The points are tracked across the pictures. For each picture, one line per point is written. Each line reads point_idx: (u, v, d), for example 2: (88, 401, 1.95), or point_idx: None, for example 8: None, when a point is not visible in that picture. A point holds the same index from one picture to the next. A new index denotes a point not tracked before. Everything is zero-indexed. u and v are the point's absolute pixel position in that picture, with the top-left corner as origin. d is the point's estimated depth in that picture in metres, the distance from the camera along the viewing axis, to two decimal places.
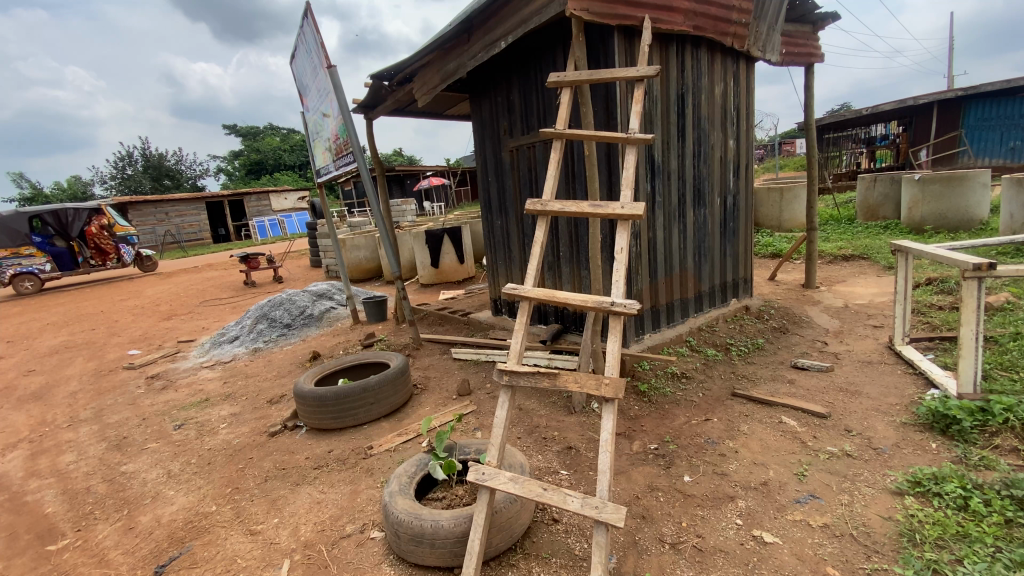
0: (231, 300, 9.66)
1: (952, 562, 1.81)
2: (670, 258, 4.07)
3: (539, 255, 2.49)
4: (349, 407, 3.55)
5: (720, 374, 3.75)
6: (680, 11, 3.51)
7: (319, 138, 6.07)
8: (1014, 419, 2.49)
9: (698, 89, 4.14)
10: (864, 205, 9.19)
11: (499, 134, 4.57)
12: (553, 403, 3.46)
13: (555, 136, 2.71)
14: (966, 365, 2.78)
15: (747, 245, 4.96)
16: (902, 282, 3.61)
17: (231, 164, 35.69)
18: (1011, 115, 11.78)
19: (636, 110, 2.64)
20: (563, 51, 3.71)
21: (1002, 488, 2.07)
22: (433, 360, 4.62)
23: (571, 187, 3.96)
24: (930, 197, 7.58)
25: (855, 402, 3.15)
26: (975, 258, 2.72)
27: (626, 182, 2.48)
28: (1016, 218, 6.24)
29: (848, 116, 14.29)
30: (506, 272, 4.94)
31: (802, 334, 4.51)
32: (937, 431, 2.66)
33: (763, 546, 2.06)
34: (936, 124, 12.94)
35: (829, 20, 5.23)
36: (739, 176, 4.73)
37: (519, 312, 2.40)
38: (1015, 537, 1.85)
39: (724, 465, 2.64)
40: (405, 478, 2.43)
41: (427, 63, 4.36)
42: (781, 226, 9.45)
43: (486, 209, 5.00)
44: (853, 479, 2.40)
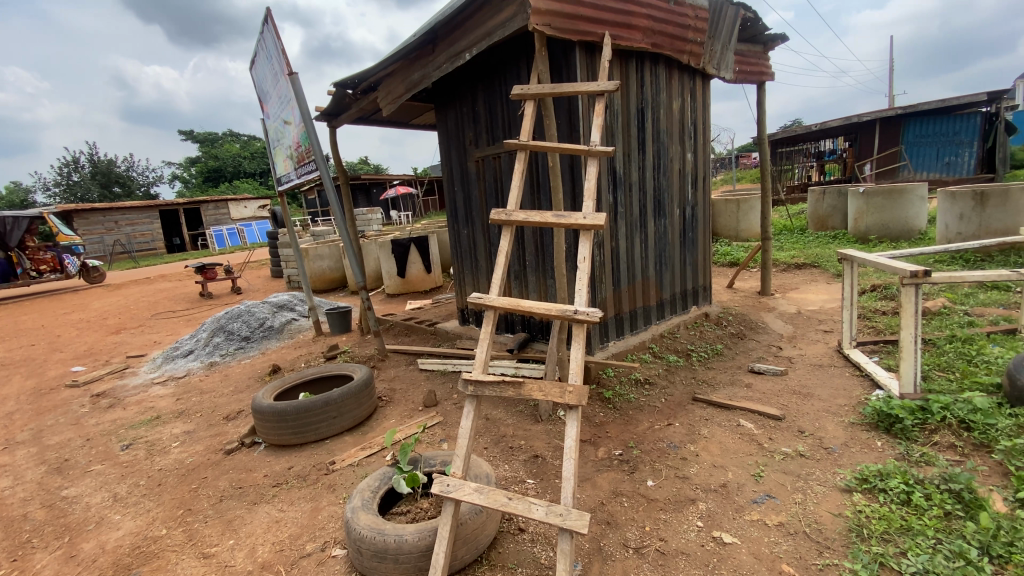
0: (185, 313, 9.25)
1: (897, 555, 1.91)
2: (633, 267, 4.17)
3: (504, 264, 2.51)
4: (311, 422, 3.45)
5: (682, 380, 3.84)
6: (639, 28, 3.65)
7: (280, 145, 5.94)
8: (951, 417, 2.65)
9: (656, 104, 4.28)
10: (815, 216, 9.67)
11: (465, 144, 4.58)
12: (520, 412, 3.46)
13: (520, 147, 2.76)
14: (907, 367, 2.95)
15: (705, 255, 5.13)
16: (848, 288, 3.81)
17: (188, 172, 34.49)
18: (947, 132, 12.64)
19: (597, 123, 2.72)
20: (526, 64, 3.76)
21: (941, 483, 2.19)
22: (399, 372, 4.54)
23: (536, 198, 3.99)
24: (873, 208, 8.05)
25: (807, 404, 3.29)
26: (912, 266, 2.91)
27: (588, 193, 2.54)
28: (951, 229, 6.68)
29: (800, 132, 15.06)
30: (473, 281, 4.93)
31: (759, 339, 4.68)
32: (882, 429, 2.81)
33: (722, 546, 2.11)
34: (879, 140, 13.78)
35: (778, 41, 5.52)
36: (697, 188, 4.91)
37: (485, 321, 2.40)
38: (953, 529, 1.97)
39: (685, 468, 2.70)
40: (369, 493, 2.37)
41: (392, 72, 4.35)
42: (739, 235, 9.81)
43: (452, 218, 4.99)
44: (805, 478, 2.50)
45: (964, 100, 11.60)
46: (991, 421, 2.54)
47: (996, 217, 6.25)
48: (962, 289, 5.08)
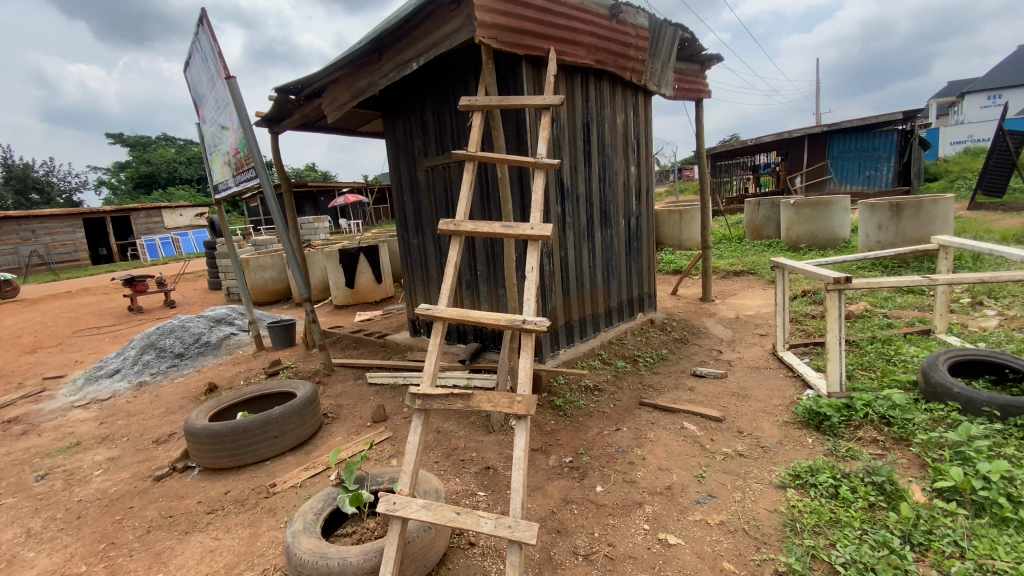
0: (112, 329, 8.59)
1: (827, 546, 2.02)
2: (581, 276, 4.25)
3: (453, 274, 2.50)
4: (249, 443, 3.27)
5: (630, 385, 3.94)
6: (583, 45, 3.76)
7: (217, 151, 5.67)
8: (872, 413, 2.86)
9: (601, 118, 4.41)
10: (751, 225, 10.24)
11: (414, 153, 4.53)
12: (472, 423, 3.42)
13: (468, 157, 2.77)
14: (833, 367, 3.16)
15: (650, 263, 5.31)
16: (780, 294, 4.04)
17: (116, 178, 32.26)
18: (867, 148, 13.81)
19: (544, 136, 2.79)
20: (474, 75, 3.79)
21: (865, 476, 2.35)
22: (346, 387, 4.39)
23: (487, 209, 3.99)
24: (802, 218, 8.62)
25: (746, 404, 3.46)
26: (835, 273, 3.13)
27: (536, 204, 2.58)
28: (871, 237, 7.24)
29: (737, 147, 15.91)
30: (424, 291, 4.86)
31: (701, 343, 4.89)
32: (813, 427, 2.99)
33: (668, 547, 2.17)
34: (808, 154, 14.79)
35: (714, 62, 5.84)
36: (641, 200, 5.09)
37: (434, 332, 2.37)
38: (877, 520, 2.11)
39: (632, 472, 2.76)
40: (311, 515, 2.27)
41: (337, 78, 4.25)
42: (682, 244, 10.22)
43: (401, 228, 4.91)
44: (744, 477, 2.61)
45: (882, 119, 12.69)
46: (908, 415, 2.75)
47: (911, 226, 6.85)
48: (881, 293, 5.51)
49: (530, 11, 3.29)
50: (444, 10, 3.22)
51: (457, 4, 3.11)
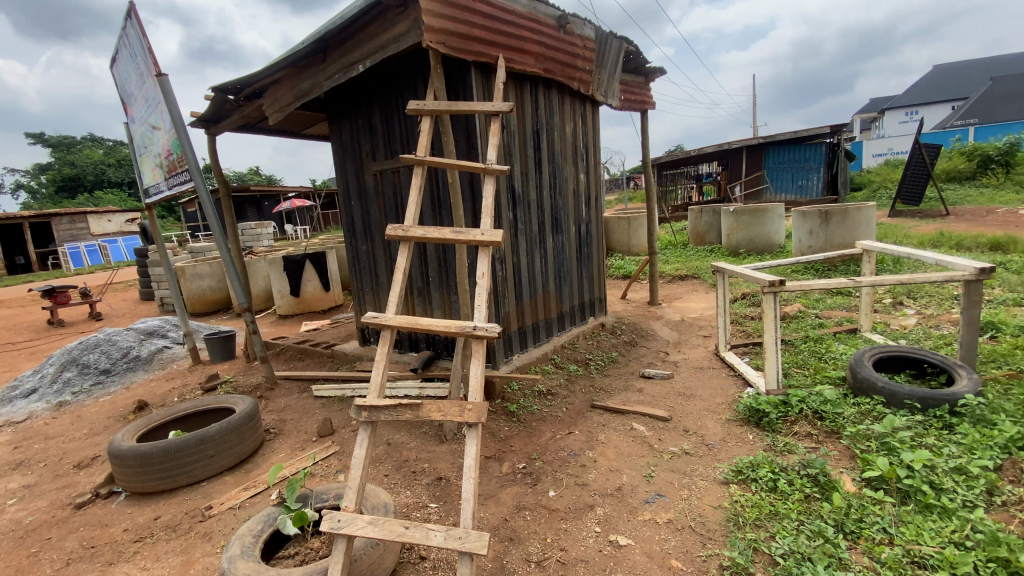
0: (27, 345, 7.85)
1: (767, 539, 2.11)
2: (534, 281, 4.28)
3: (401, 281, 2.45)
4: (182, 464, 3.07)
5: (582, 389, 3.99)
6: (532, 53, 3.81)
7: (148, 153, 5.32)
8: (806, 409, 3.03)
9: (551, 127, 4.47)
10: (695, 231, 10.68)
11: (361, 157, 4.41)
12: (424, 433, 3.35)
13: (417, 162, 2.73)
14: (771, 366, 3.32)
15: (600, 269, 5.42)
16: (721, 298, 4.22)
17: (33, 180, 29.70)
18: (798, 159, 14.73)
19: (493, 142, 2.80)
20: (423, 80, 3.74)
21: (801, 469, 2.48)
22: (290, 401, 4.20)
23: (438, 214, 3.92)
24: (741, 225, 9.07)
25: (691, 404, 3.57)
26: (770, 276, 3.31)
27: (486, 210, 2.58)
28: (803, 242, 7.71)
29: (682, 157, 16.59)
30: (373, 298, 4.73)
31: (649, 345, 5.03)
32: (753, 423, 3.12)
33: (618, 549, 2.20)
34: (746, 165, 15.66)
35: (657, 75, 6.06)
36: (590, 207, 5.19)
37: (382, 341, 2.31)
38: (812, 510, 2.22)
39: (584, 475, 2.79)
40: (250, 538, 2.15)
41: (278, 79, 4.09)
42: (631, 250, 10.52)
43: (349, 234, 4.77)
44: (690, 475, 2.69)
45: (811, 133, 13.60)
46: (837, 410, 2.93)
47: (838, 232, 7.34)
48: (812, 295, 5.87)
49: (478, 18, 3.30)
50: (391, 13, 3.18)
51: (404, 7, 3.08)
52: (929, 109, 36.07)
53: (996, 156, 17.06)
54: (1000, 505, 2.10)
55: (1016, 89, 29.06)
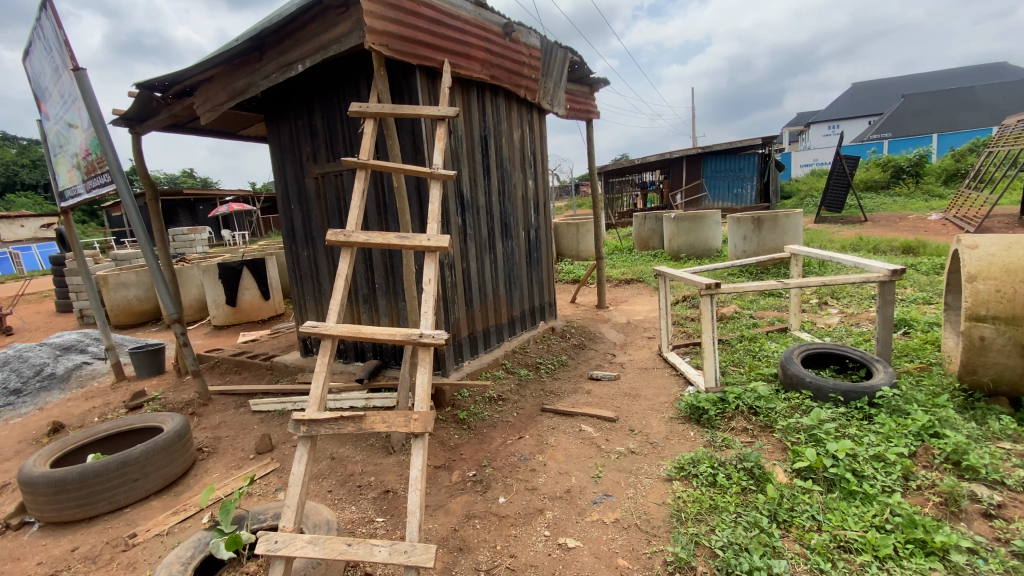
0: None
1: (708, 532, 2.18)
2: (484, 287, 4.26)
3: (343, 289, 2.38)
4: (103, 489, 2.82)
5: (532, 393, 4.01)
6: (478, 59, 3.82)
7: (63, 153, 4.90)
8: (742, 405, 3.18)
9: (498, 133, 4.49)
10: (639, 237, 11.03)
11: (302, 160, 4.25)
12: (371, 446, 3.24)
13: (360, 165, 2.66)
14: (710, 365, 3.47)
15: (549, 273, 5.48)
16: (664, 300, 4.37)
17: None
18: (734, 169, 15.57)
19: (439, 147, 2.78)
20: (366, 81, 3.66)
21: (738, 463, 2.59)
22: (226, 417, 3.97)
23: (383, 219, 3.82)
24: (682, 231, 9.46)
25: (637, 404, 3.67)
26: (706, 279, 3.46)
27: (432, 215, 2.55)
28: (738, 247, 8.13)
29: (627, 165, 17.13)
30: (316, 306, 4.55)
31: (597, 348, 5.13)
32: (694, 421, 3.24)
33: (567, 551, 2.22)
34: (686, 173, 16.38)
35: (601, 85, 6.23)
36: (539, 213, 5.24)
37: (322, 351, 2.23)
38: (748, 501, 2.33)
39: (534, 479, 2.79)
40: (178, 567, 2.00)
41: (211, 76, 3.88)
42: (580, 255, 10.73)
43: (289, 239, 4.58)
44: (636, 473, 2.76)
45: (745, 144, 14.41)
46: (770, 405, 3.09)
47: (769, 237, 7.80)
48: (747, 296, 6.20)
49: (422, 22, 3.27)
50: (332, 12, 3.09)
51: (346, 7, 3.00)
52: (849, 124, 39.13)
53: (907, 167, 18.67)
54: (914, 489, 2.28)
55: (921, 107, 32.03)
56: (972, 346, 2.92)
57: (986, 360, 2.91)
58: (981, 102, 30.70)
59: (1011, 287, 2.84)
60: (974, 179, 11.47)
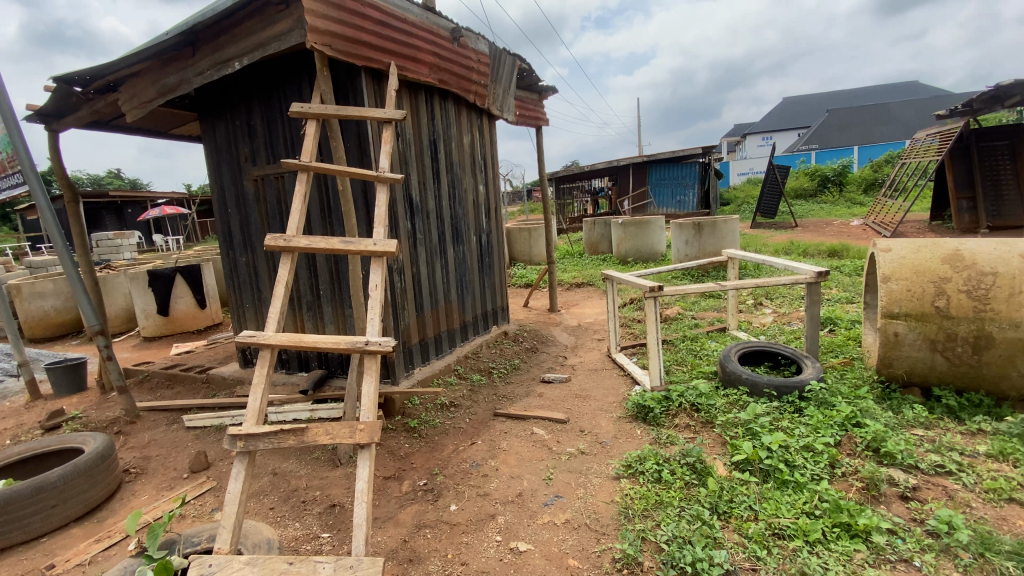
0: None
1: (654, 527, 2.24)
2: (435, 292, 4.22)
3: (283, 296, 2.28)
4: (15, 518, 2.57)
5: (485, 398, 4.00)
6: (426, 63, 3.80)
7: None
8: (685, 402, 3.31)
9: (447, 137, 4.47)
10: (588, 242, 11.28)
11: (239, 161, 4.06)
12: (316, 459, 3.12)
13: (301, 168, 2.58)
14: (655, 365, 3.59)
15: (501, 277, 5.49)
16: (612, 302, 4.47)
17: None
18: (677, 176, 16.24)
19: (386, 149, 2.74)
20: (309, 81, 3.54)
21: (681, 458, 2.68)
22: (157, 435, 3.71)
23: (327, 223, 3.70)
24: (629, 236, 9.75)
25: (586, 405, 3.74)
26: (650, 282, 3.58)
27: (378, 219, 2.50)
28: (681, 251, 8.47)
29: (576, 172, 17.51)
30: (257, 315, 4.34)
31: (548, 351, 5.19)
32: (641, 419, 3.34)
33: (518, 555, 2.22)
34: (633, 180, 16.93)
35: (550, 93, 6.35)
36: (490, 217, 5.25)
37: (260, 361, 2.13)
38: (691, 495, 2.41)
39: (485, 485, 2.78)
40: None
41: (138, 72, 3.64)
42: (532, 260, 10.83)
43: (225, 245, 4.36)
44: (586, 473, 2.81)
45: (687, 153, 15.07)
46: (711, 401, 3.22)
47: (709, 241, 8.18)
48: (690, 297, 6.47)
49: (367, 23, 3.22)
50: (271, 9, 2.98)
51: (285, 5, 2.90)
52: (781, 136, 41.73)
53: (831, 176, 20.11)
54: (840, 475, 2.45)
55: (844, 121, 34.63)
56: (888, 341, 3.17)
57: (900, 354, 3.17)
58: (893, 118, 33.57)
59: (920, 286, 3.12)
60: (890, 188, 12.50)
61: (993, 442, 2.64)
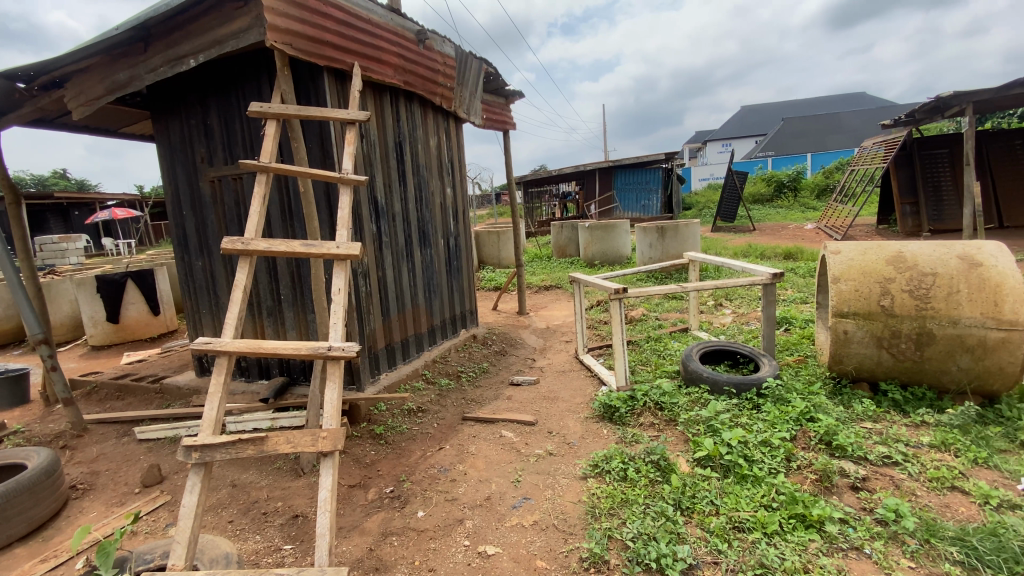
0: None
1: (620, 525, 2.28)
2: (401, 295, 4.17)
3: (240, 301, 2.21)
4: None
5: (453, 402, 3.97)
6: (390, 64, 3.76)
7: None
8: (649, 401, 3.38)
9: (413, 139, 4.43)
10: (556, 245, 11.38)
11: (195, 162, 3.91)
12: (278, 469, 3.03)
13: (260, 168, 2.50)
14: (620, 366, 3.66)
15: (470, 281, 5.48)
16: (578, 304, 4.52)
17: None
18: (641, 181, 16.61)
19: (350, 151, 2.69)
20: (269, 80, 3.45)
21: (646, 457, 2.73)
22: (106, 448, 3.52)
23: (289, 225, 3.61)
24: (595, 239, 9.90)
25: (554, 407, 3.76)
26: (615, 284, 3.64)
27: (341, 222, 2.45)
28: (645, 254, 8.65)
29: (544, 176, 17.67)
30: (214, 321, 4.19)
31: (517, 354, 5.21)
32: (607, 419, 3.39)
33: (486, 559, 2.22)
34: (599, 184, 17.22)
35: (516, 97, 6.39)
36: (458, 220, 5.23)
37: (217, 369, 2.06)
38: (655, 492, 2.46)
39: (454, 490, 2.76)
40: None
41: (86, 67, 3.46)
42: (500, 263, 10.85)
43: (180, 248, 4.19)
44: (554, 474, 2.83)
45: (651, 158, 15.44)
46: (674, 400, 3.30)
47: (672, 244, 8.39)
48: (654, 299, 6.61)
49: (329, 22, 3.16)
50: (229, 6, 2.89)
51: (243, 2, 2.82)
52: (741, 143, 43.26)
53: (787, 182, 20.96)
54: (796, 468, 2.55)
55: (798, 129, 36.18)
56: (838, 339, 3.33)
57: (849, 351, 3.33)
58: (843, 126, 35.29)
59: (866, 286, 3.29)
60: (840, 194, 13.14)
61: (935, 434, 2.80)
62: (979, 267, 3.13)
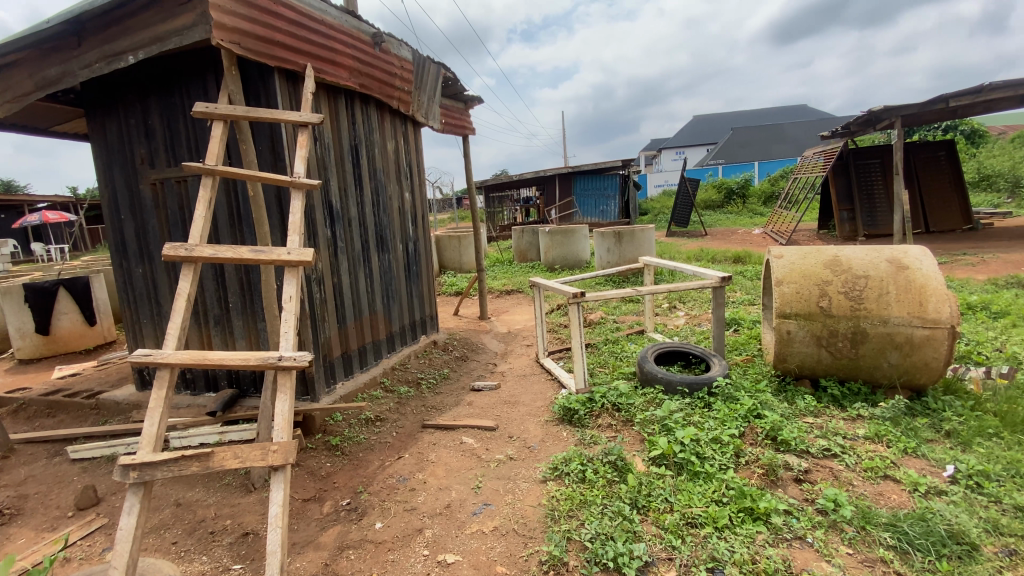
0: None
1: (579, 526, 2.31)
2: (358, 302, 4.09)
3: (183, 310, 2.11)
4: None
5: (413, 410, 3.92)
6: (344, 66, 3.69)
7: None
8: (607, 403, 3.44)
9: (369, 143, 4.36)
10: (517, 249, 11.45)
11: (134, 163, 3.71)
12: (228, 485, 2.90)
13: (205, 171, 2.40)
14: (579, 369, 3.71)
15: (429, 286, 5.43)
16: (538, 309, 4.56)
17: None
18: (600, 187, 16.96)
19: (302, 154, 2.63)
20: (215, 79, 3.32)
21: (604, 457, 2.78)
22: (34, 470, 3.27)
23: (238, 230, 3.48)
24: (555, 243, 10.02)
25: (515, 411, 3.78)
26: (573, 288, 3.69)
27: (293, 227, 2.38)
28: (603, 258, 8.83)
29: (504, 181, 17.75)
30: (157, 331, 3.97)
31: (478, 359, 5.20)
32: (567, 422, 3.43)
33: (446, 567, 2.20)
34: (559, 190, 17.46)
35: (475, 102, 6.40)
36: (417, 225, 5.18)
37: (158, 382, 1.96)
38: (613, 492, 2.51)
39: (413, 499, 2.73)
40: None
41: (12, 62, 3.23)
42: (461, 268, 10.81)
43: (118, 254, 3.95)
44: (514, 479, 2.83)
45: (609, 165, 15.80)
46: (630, 401, 3.38)
47: (629, 249, 8.61)
48: (612, 302, 6.76)
49: (280, 22, 3.08)
50: (170, 2, 2.76)
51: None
52: (694, 150, 44.91)
53: (736, 189, 21.93)
54: (744, 464, 2.66)
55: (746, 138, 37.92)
56: (782, 338, 3.51)
57: (792, 350, 3.52)
58: (788, 136, 37.24)
59: (807, 288, 3.48)
60: (785, 200, 13.85)
61: (870, 426, 2.99)
62: (906, 270, 3.38)
